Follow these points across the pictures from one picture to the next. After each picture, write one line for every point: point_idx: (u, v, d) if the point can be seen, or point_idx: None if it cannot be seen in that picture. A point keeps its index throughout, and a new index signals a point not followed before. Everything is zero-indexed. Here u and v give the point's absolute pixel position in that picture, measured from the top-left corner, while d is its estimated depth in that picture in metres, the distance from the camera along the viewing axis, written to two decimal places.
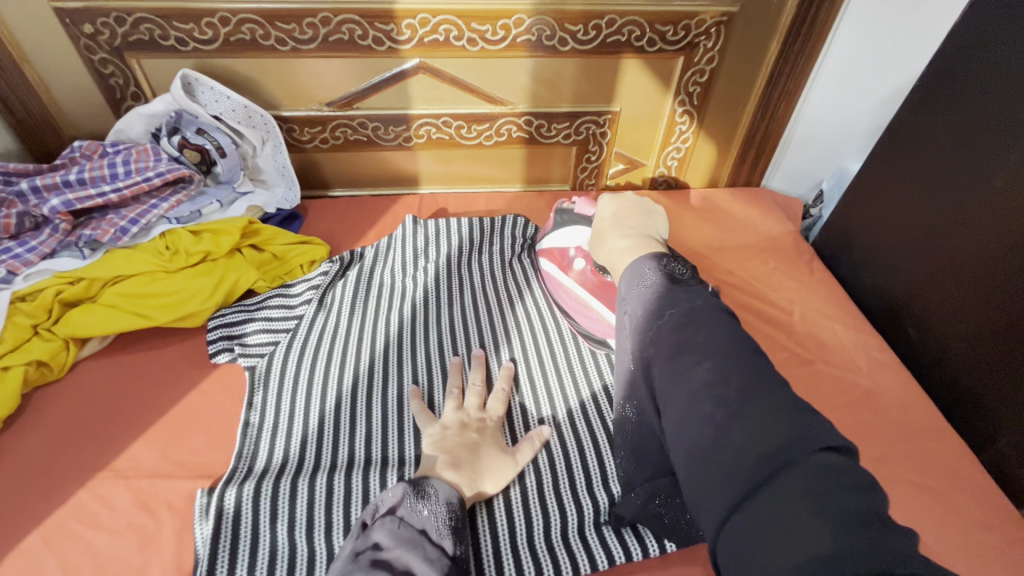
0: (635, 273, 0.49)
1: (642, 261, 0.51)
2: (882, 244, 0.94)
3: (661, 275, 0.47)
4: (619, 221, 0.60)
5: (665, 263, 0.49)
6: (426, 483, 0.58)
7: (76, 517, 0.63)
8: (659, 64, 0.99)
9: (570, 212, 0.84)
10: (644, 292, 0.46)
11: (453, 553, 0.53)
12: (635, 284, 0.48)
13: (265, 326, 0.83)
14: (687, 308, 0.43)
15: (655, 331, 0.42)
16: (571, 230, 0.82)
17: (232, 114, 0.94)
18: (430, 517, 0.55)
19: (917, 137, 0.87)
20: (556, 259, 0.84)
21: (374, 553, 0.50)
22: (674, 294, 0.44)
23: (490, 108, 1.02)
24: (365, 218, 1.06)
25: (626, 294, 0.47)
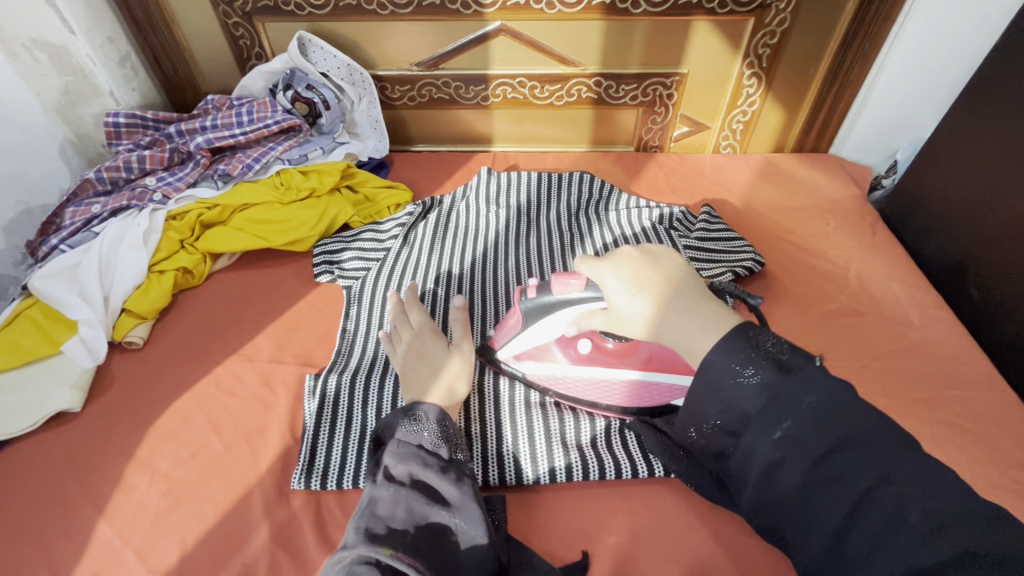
0: (725, 369, 0.48)
1: (730, 340, 0.48)
2: (949, 206, 0.94)
3: (766, 367, 0.47)
4: (655, 287, 0.53)
5: (758, 342, 0.48)
6: (415, 408, 0.64)
7: (216, 385, 0.79)
8: (729, 27, 1.02)
9: (550, 299, 0.65)
10: (752, 396, 0.47)
11: (448, 457, 0.61)
12: (732, 377, 0.47)
13: (359, 254, 0.97)
14: (804, 404, 0.45)
15: (757, 408, 0.47)
16: (554, 322, 0.66)
17: (337, 72, 1.08)
18: (422, 433, 0.62)
19: (996, 97, 0.86)
20: (547, 352, 0.72)
21: (385, 474, 0.58)
22: (786, 389, 0.46)
23: (563, 70, 1.10)
24: (443, 169, 1.17)
25: (725, 390, 0.48)
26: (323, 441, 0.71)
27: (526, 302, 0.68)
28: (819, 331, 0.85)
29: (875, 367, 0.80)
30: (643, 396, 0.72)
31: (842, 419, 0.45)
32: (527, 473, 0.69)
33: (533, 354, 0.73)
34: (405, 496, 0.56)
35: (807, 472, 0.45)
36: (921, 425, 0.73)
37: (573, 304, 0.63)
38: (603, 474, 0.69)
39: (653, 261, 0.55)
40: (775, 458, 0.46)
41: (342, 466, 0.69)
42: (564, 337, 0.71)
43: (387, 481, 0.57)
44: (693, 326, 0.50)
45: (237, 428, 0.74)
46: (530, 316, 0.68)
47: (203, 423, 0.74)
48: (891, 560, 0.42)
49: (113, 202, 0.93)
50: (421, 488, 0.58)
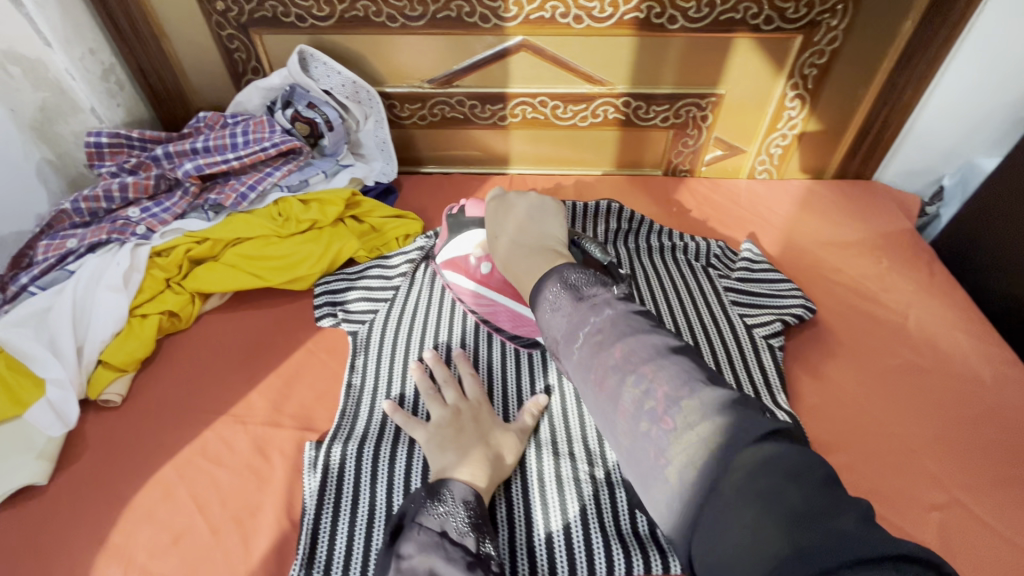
0: (545, 298, 0.52)
1: (547, 271, 0.55)
2: (1021, 248, 0.84)
3: (566, 292, 0.51)
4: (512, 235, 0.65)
5: (564, 277, 0.52)
6: (441, 485, 0.57)
7: (202, 453, 0.69)
8: (774, 45, 0.93)
9: (465, 217, 0.84)
10: (563, 319, 0.49)
11: (476, 549, 0.53)
12: (550, 308, 0.51)
13: (365, 294, 0.87)
14: (616, 350, 0.45)
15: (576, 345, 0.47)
16: (468, 237, 0.82)
17: (341, 90, 0.99)
18: (447, 518, 0.55)
19: None
20: (463, 267, 0.82)
21: (398, 564, 0.51)
22: (580, 312, 0.48)
23: (589, 89, 1.00)
24: (456, 195, 1.08)
25: (546, 323, 0.51)
26: (325, 527, 0.62)
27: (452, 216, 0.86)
28: (881, 391, 0.76)
29: (948, 437, 0.71)
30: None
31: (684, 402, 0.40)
32: (561, 566, 0.59)
33: (458, 267, 0.83)
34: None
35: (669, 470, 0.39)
36: (1010, 512, 0.64)
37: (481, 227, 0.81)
38: (650, 570, 0.58)
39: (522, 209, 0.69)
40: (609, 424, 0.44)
41: (346, 560, 0.59)
42: (474, 253, 0.81)
43: (401, 572, 0.50)
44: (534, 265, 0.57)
45: (225, 508, 0.64)
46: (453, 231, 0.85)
47: (186, 502, 0.65)
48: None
49: (91, 235, 0.84)
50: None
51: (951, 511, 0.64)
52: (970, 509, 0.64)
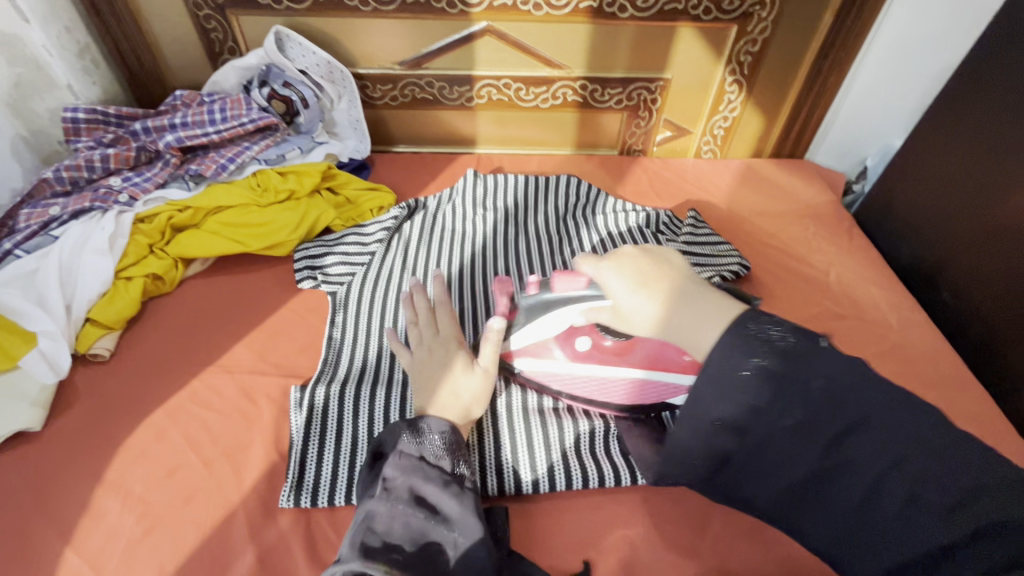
0: (731, 357, 0.45)
1: (728, 338, 0.45)
2: (921, 212, 0.97)
3: (760, 348, 0.44)
4: (666, 277, 0.52)
5: (759, 328, 0.45)
6: (420, 423, 0.61)
7: (192, 400, 0.74)
8: (713, 33, 1.03)
9: (551, 293, 0.64)
10: (743, 380, 0.44)
11: (451, 470, 0.59)
12: (733, 369, 0.45)
13: (343, 258, 0.93)
14: (812, 388, 0.43)
15: (756, 401, 0.44)
16: (555, 315, 0.64)
17: (316, 69, 1.05)
18: (426, 445, 0.60)
19: (965, 109, 0.90)
20: (548, 352, 0.69)
21: (382, 487, 0.56)
22: (794, 377, 0.44)
23: (549, 72, 1.09)
24: (426, 171, 1.15)
25: (714, 379, 0.45)
26: (313, 457, 0.68)
27: (527, 296, 0.67)
28: None
29: None
30: (643, 394, 0.69)
31: (855, 403, 0.43)
32: (527, 482, 0.68)
33: (532, 354, 0.70)
34: (404, 512, 0.54)
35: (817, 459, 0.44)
36: None
37: (575, 301, 0.61)
38: (602, 483, 0.68)
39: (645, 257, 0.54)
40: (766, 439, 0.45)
41: (334, 483, 0.66)
42: (557, 340, 0.68)
43: (386, 493, 0.56)
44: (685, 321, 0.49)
45: (217, 445, 0.70)
46: (528, 314, 0.67)
47: (179, 441, 0.70)
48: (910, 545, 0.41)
49: (74, 203, 0.87)
50: (421, 501, 0.56)
51: None
52: None
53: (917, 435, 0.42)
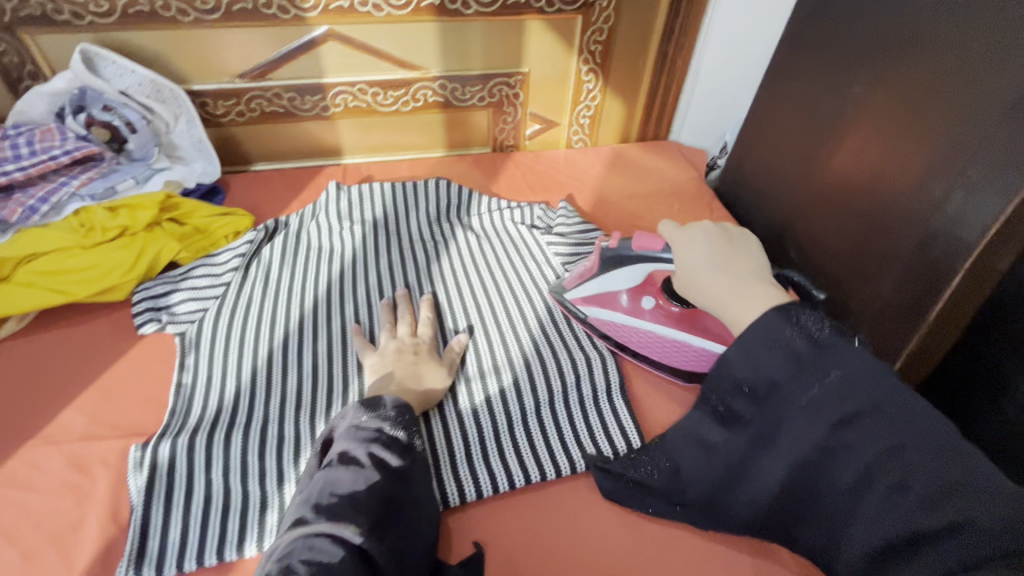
0: (773, 334, 0.55)
1: (774, 319, 0.55)
2: (766, 180, 1.04)
3: (801, 335, 0.54)
4: (710, 262, 0.63)
5: (798, 318, 0.55)
6: (377, 400, 0.65)
7: (8, 482, 0.64)
8: (560, 25, 1.05)
9: (629, 251, 0.83)
10: (769, 357, 0.54)
11: (407, 441, 0.63)
12: (778, 337, 0.54)
13: (191, 294, 0.85)
14: (830, 376, 0.52)
15: (766, 369, 0.55)
16: (628, 271, 0.83)
17: (139, 89, 0.94)
18: (383, 419, 0.63)
19: (786, 82, 0.97)
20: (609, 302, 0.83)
21: (342, 459, 0.58)
22: (815, 362, 0.53)
23: (404, 74, 1.06)
24: (287, 188, 1.07)
25: (758, 357, 0.55)
26: (157, 520, 0.61)
27: (609, 249, 0.85)
28: None
29: None
30: (675, 354, 0.79)
31: (869, 394, 0.51)
32: None
33: (599, 301, 0.84)
34: (365, 475, 0.57)
35: (823, 432, 0.52)
36: None
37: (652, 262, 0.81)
38: (481, 494, 0.66)
39: (719, 232, 0.66)
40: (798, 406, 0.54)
41: (182, 546, 0.60)
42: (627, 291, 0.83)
43: (348, 460, 0.58)
44: (742, 295, 0.59)
45: (39, 530, 0.61)
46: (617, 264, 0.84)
47: None
48: (888, 525, 0.49)
49: None
50: (378, 464, 0.59)
51: None
52: None
53: (929, 455, 0.48)
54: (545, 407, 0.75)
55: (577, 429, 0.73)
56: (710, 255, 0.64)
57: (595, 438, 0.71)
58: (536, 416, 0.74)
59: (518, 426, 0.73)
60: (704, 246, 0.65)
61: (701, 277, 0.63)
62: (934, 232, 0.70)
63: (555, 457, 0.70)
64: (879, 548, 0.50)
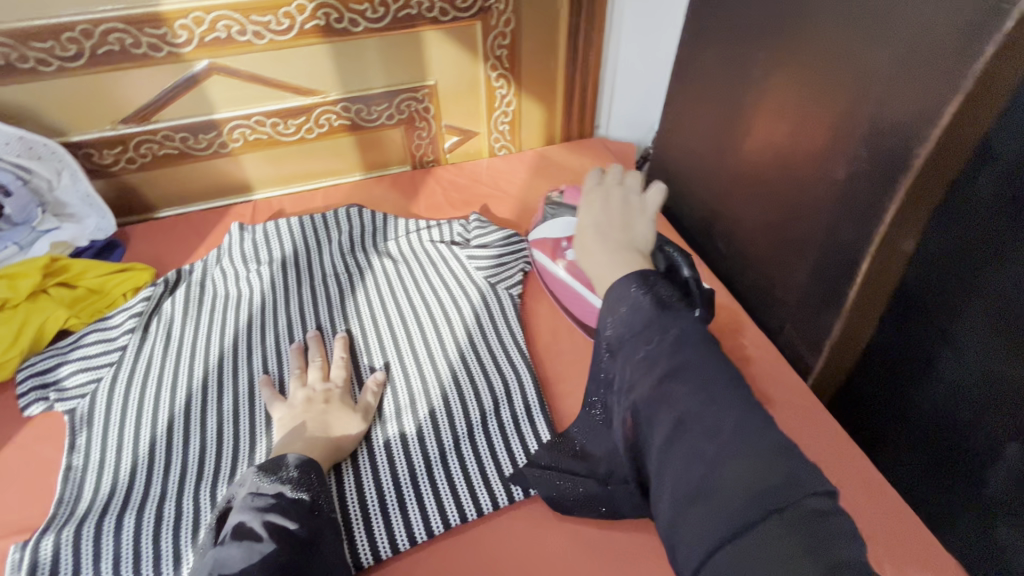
0: (625, 295, 0.48)
1: (627, 280, 0.48)
2: (687, 171, 1.01)
3: (652, 299, 0.47)
4: (601, 229, 0.55)
5: (650, 282, 0.48)
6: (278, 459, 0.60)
7: None
8: (459, 33, 1.01)
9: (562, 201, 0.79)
10: (633, 316, 0.46)
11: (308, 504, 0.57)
12: (633, 298, 0.47)
13: (82, 364, 0.78)
14: (671, 335, 0.44)
15: (630, 330, 0.46)
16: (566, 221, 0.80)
17: (8, 148, 0.87)
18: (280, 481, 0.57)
19: (693, 69, 0.94)
20: (548, 249, 0.83)
21: (237, 529, 0.52)
22: (659, 320, 0.45)
23: (301, 101, 1.00)
24: (191, 234, 1.01)
25: (619, 316, 0.47)
26: None
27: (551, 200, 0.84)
28: None
29: None
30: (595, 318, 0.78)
31: (692, 353, 0.44)
32: None
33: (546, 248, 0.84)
34: (253, 545, 0.50)
35: (648, 391, 0.43)
36: None
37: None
38: (396, 550, 0.62)
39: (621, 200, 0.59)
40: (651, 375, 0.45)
41: None
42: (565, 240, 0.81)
43: (244, 531, 0.52)
44: (607, 256, 0.53)
45: None
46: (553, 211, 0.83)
47: None
48: (698, 476, 0.39)
49: None
50: (274, 532, 0.52)
51: None
52: None
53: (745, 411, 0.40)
54: (464, 440, 0.71)
55: (498, 458, 0.69)
56: (608, 221, 0.57)
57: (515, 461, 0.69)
58: (455, 452, 0.70)
59: (436, 466, 0.68)
60: (595, 207, 0.59)
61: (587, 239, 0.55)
62: (840, 216, 0.67)
63: (476, 498, 0.66)
64: (694, 514, 0.39)
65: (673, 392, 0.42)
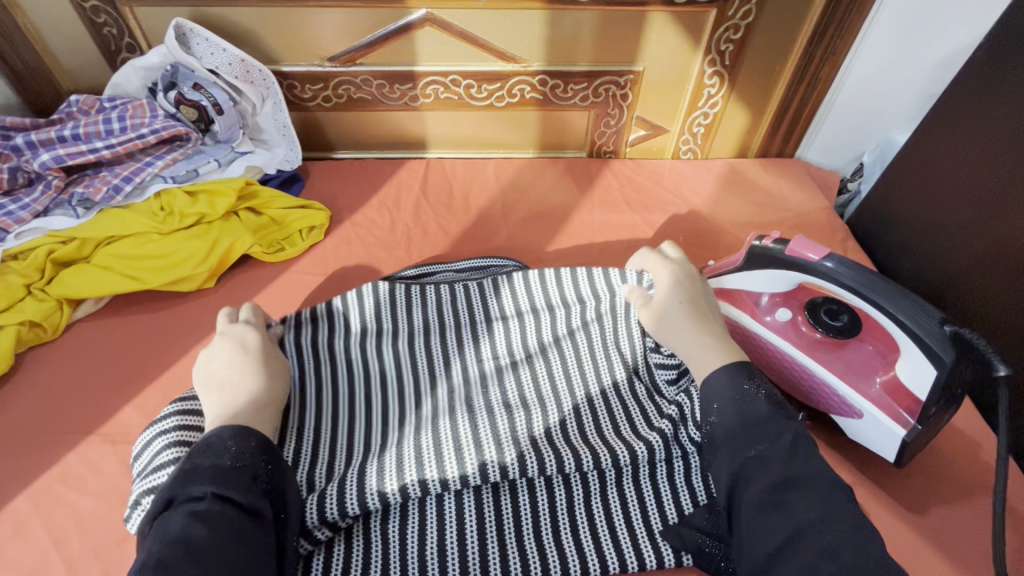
0: (729, 388, 0.53)
1: (729, 373, 0.54)
2: (923, 222, 0.85)
3: (766, 397, 0.51)
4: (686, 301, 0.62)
5: (754, 375, 0.53)
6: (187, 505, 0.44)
7: (64, 480, 0.63)
8: (689, 18, 0.90)
9: (782, 252, 0.64)
10: (727, 396, 0.52)
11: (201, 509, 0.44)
12: (737, 388, 0.53)
13: (183, 429, 0.60)
14: (783, 437, 0.48)
15: (739, 417, 0.51)
16: (780, 276, 0.66)
17: (228, 69, 0.89)
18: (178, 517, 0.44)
19: (976, 105, 0.77)
20: (746, 305, 0.71)
21: (189, 510, 0.44)
22: (773, 420, 0.49)
23: (502, 66, 0.95)
24: (367, 181, 1.01)
25: (723, 405, 0.52)
26: None
27: (758, 247, 0.68)
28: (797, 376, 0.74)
29: None
30: (822, 398, 0.66)
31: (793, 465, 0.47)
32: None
33: (740, 301, 0.72)
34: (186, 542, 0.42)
35: (762, 492, 0.46)
36: (911, 485, 0.63)
37: (805, 274, 0.63)
38: None
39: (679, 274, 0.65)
40: (740, 471, 0.48)
41: None
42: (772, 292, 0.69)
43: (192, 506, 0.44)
44: (691, 338, 0.59)
45: (87, 540, 0.58)
46: (758, 262, 0.68)
47: (42, 536, 0.58)
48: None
49: None
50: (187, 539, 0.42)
51: (859, 493, 0.62)
52: (881, 496, 0.62)
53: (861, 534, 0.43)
54: (626, 476, 0.62)
55: (664, 511, 0.60)
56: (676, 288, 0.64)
57: (683, 511, 0.60)
58: (617, 488, 0.62)
59: (593, 496, 0.61)
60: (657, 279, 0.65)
61: (672, 311, 0.62)
62: None
63: (637, 545, 0.59)
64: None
65: (790, 502, 0.45)
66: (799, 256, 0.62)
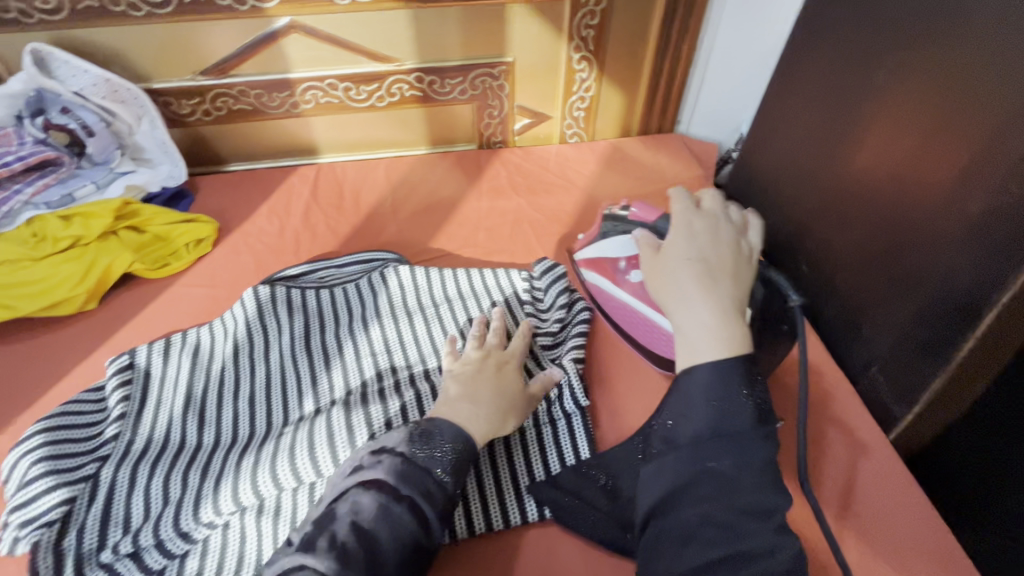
0: (725, 381, 0.49)
1: (732, 368, 0.50)
2: (776, 181, 0.92)
3: (752, 404, 0.49)
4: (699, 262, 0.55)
5: (751, 381, 0.50)
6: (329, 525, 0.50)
7: None
8: (546, 7, 0.94)
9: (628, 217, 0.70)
10: (705, 395, 0.49)
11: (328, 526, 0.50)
12: (732, 391, 0.49)
13: (49, 451, 0.62)
14: (752, 457, 0.47)
15: (715, 425, 0.48)
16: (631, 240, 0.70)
17: (95, 90, 0.90)
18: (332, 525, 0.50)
19: (801, 68, 0.84)
20: (607, 271, 0.74)
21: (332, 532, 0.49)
22: (750, 438, 0.47)
23: (375, 67, 0.98)
24: (256, 190, 1.01)
25: (701, 406, 0.49)
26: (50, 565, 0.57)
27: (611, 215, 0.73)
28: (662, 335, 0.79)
29: None
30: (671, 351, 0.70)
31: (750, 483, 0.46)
32: None
33: (602, 268, 0.75)
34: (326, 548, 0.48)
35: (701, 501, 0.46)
36: None
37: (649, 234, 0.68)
38: None
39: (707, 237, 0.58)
40: (689, 478, 0.47)
41: None
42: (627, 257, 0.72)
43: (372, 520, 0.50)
44: (699, 312, 0.53)
45: None
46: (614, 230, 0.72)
47: None
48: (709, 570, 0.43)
49: None
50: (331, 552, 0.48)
51: None
52: None
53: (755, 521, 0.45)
54: (497, 441, 0.67)
55: (532, 468, 0.65)
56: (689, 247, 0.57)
57: (548, 467, 0.65)
58: (487, 454, 0.66)
59: None
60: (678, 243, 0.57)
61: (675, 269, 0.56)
62: (974, 255, 0.57)
63: (507, 505, 0.63)
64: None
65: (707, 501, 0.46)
66: (644, 217, 0.68)
